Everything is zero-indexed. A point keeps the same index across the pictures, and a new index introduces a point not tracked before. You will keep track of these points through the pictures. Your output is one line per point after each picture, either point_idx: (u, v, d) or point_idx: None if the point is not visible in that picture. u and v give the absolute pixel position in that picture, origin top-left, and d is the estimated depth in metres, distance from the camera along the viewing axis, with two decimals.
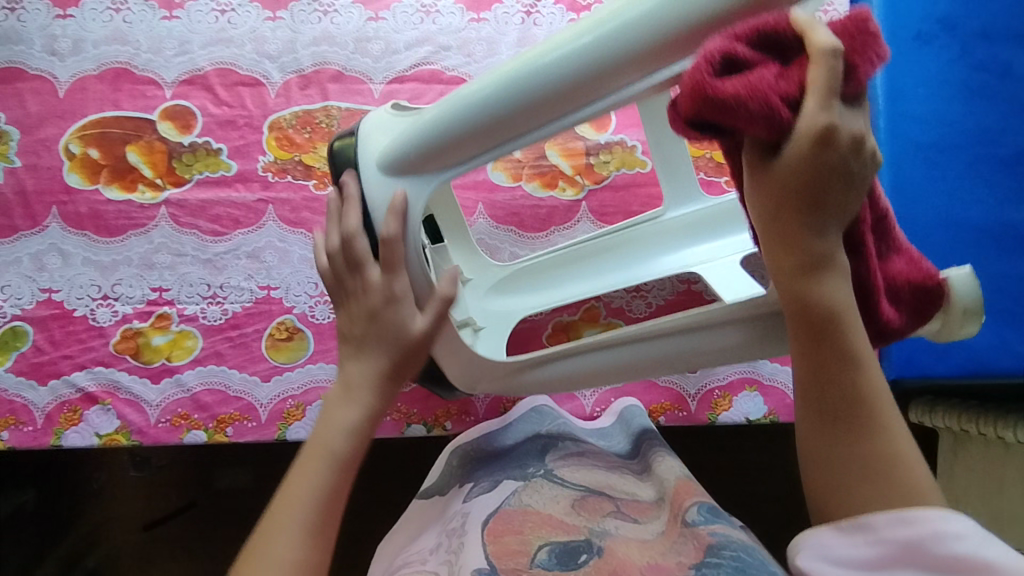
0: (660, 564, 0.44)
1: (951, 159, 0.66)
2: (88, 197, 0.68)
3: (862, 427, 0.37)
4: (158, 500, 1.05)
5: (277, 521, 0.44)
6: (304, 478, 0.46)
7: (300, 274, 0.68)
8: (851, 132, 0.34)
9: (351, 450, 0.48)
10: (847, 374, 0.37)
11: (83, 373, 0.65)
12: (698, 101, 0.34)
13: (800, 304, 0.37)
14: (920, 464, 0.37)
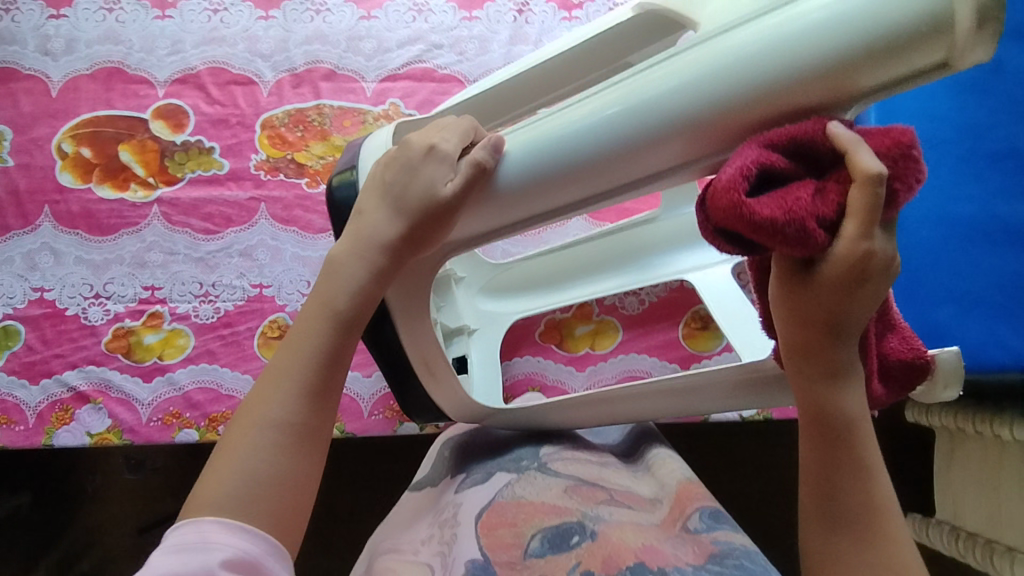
0: (654, 546, 0.46)
1: (941, 156, 0.66)
2: (80, 196, 0.68)
3: (869, 533, 0.37)
4: (153, 502, 1.04)
5: (240, 439, 0.37)
6: (272, 399, 0.38)
7: (292, 273, 0.68)
8: (887, 260, 0.30)
9: (325, 375, 0.39)
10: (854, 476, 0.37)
11: (75, 372, 0.65)
12: (727, 219, 0.29)
13: (818, 412, 0.37)
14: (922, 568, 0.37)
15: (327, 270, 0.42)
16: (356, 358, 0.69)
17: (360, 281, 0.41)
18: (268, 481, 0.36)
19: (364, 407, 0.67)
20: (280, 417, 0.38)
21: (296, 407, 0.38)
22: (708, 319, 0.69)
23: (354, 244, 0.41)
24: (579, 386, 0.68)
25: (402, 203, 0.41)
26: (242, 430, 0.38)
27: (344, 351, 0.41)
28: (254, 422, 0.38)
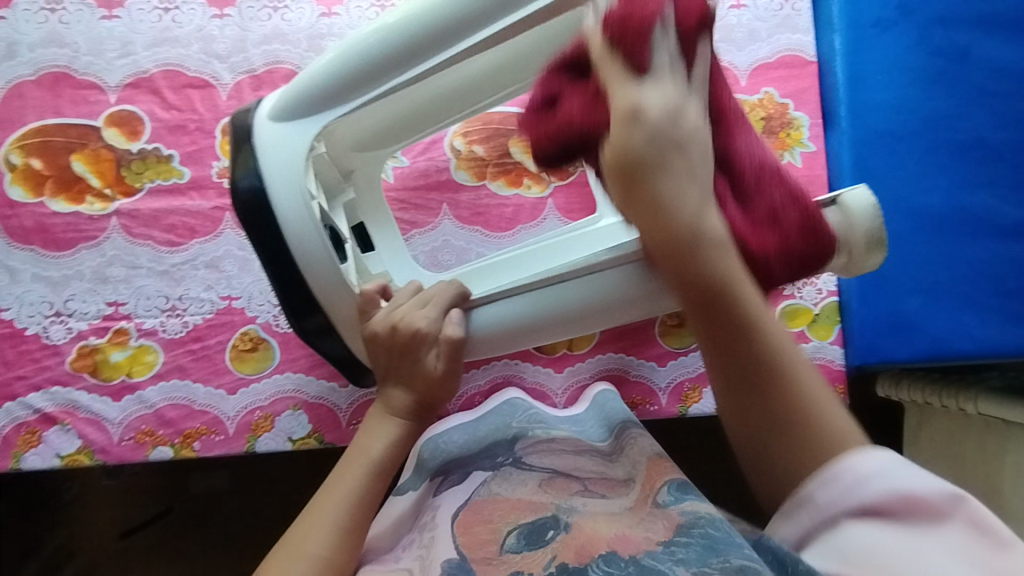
0: (626, 534, 0.46)
1: (910, 147, 0.70)
2: (33, 210, 0.65)
3: (770, 398, 0.39)
4: (134, 507, 1.03)
5: (281, 570, 0.45)
6: (309, 539, 0.46)
7: (261, 283, 0.66)
8: (661, 110, 0.39)
9: (359, 519, 0.48)
10: (782, 386, 0.39)
11: (39, 394, 0.63)
12: (539, 143, 0.43)
13: (680, 277, 0.40)
14: (846, 424, 0.40)
15: (363, 428, 0.52)
16: (332, 367, 0.66)
17: (389, 439, 0.51)
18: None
19: (341, 417, 0.65)
20: (314, 553, 0.45)
21: (332, 549, 0.46)
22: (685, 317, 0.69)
23: (377, 416, 0.52)
24: (558, 387, 0.69)
25: (406, 377, 0.51)
26: (282, 562, 0.45)
27: (372, 494, 0.49)
28: (292, 557, 0.45)
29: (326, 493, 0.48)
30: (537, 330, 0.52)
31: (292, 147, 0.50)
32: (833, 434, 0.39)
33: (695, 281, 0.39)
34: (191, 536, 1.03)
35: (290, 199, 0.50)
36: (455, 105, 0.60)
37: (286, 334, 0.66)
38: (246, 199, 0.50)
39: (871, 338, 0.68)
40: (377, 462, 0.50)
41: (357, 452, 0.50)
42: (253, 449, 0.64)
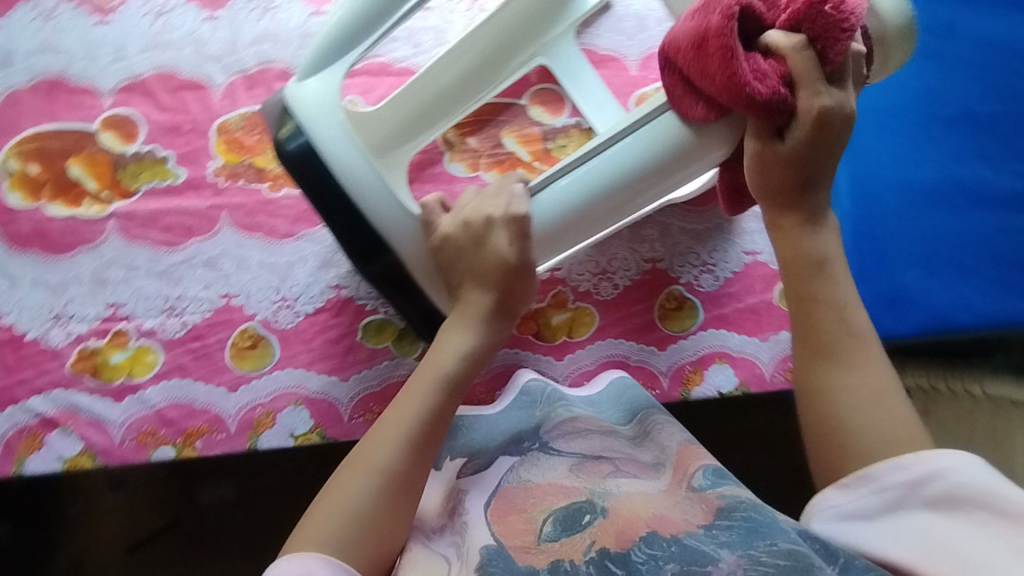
0: (663, 514, 0.49)
1: (899, 122, 0.71)
2: (32, 215, 0.66)
3: (838, 353, 0.46)
4: (141, 520, 1.03)
5: (349, 482, 0.48)
6: (379, 448, 0.49)
7: (260, 280, 0.66)
8: (840, 108, 0.46)
9: (431, 427, 0.51)
10: (838, 312, 0.47)
11: (40, 397, 0.63)
12: (673, 71, 0.48)
13: (792, 254, 0.49)
14: (907, 415, 0.44)
15: (436, 344, 0.54)
16: (332, 362, 0.66)
17: (462, 348, 0.54)
18: (368, 520, 0.46)
19: (343, 411, 0.65)
20: (381, 464, 0.48)
21: (399, 457, 0.49)
22: (684, 299, 0.69)
23: (453, 327, 0.55)
24: (560, 374, 0.68)
25: (479, 276, 0.55)
26: (352, 474, 0.48)
27: (445, 410, 0.52)
28: (356, 469, 0.48)
29: (394, 406, 0.51)
30: (584, 220, 0.52)
31: (325, 101, 0.52)
32: (890, 418, 0.44)
33: (806, 178, 0.48)
34: (199, 547, 1.03)
35: (341, 145, 0.52)
36: (468, 90, 0.61)
37: (285, 330, 0.66)
38: (297, 155, 0.52)
39: (870, 314, 0.68)
40: (449, 371, 0.53)
41: (433, 364, 0.53)
42: (255, 446, 0.64)
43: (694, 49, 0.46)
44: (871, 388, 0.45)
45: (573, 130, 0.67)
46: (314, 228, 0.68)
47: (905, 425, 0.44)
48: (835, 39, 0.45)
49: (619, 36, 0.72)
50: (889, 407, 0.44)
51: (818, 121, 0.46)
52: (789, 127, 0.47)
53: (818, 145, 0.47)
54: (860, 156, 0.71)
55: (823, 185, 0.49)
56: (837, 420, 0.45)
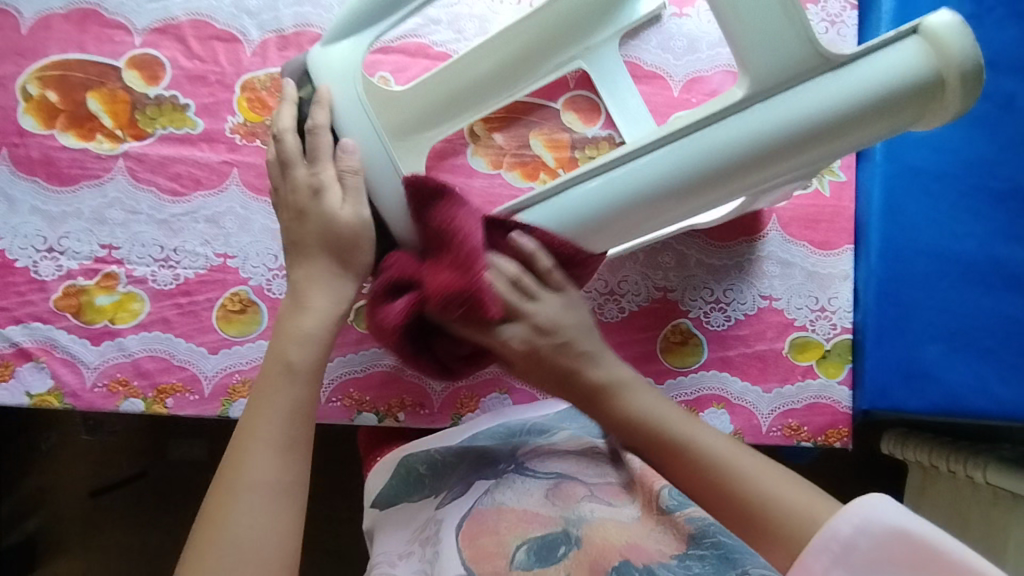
0: (637, 542, 0.49)
1: (944, 189, 0.67)
2: (42, 141, 0.64)
3: (708, 475, 0.47)
4: (107, 466, 1.02)
5: (230, 504, 0.46)
6: (251, 466, 0.47)
7: (259, 245, 0.64)
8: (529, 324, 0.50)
9: (294, 430, 0.49)
10: (676, 433, 0.49)
11: (18, 327, 0.62)
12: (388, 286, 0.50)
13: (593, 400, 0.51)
14: (777, 491, 0.45)
15: (281, 329, 0.52)
16: None
17: (324, 320, 0.51)
18: (254, 542, 0.45)
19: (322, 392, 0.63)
20: (256, 480, 0.46)
21: (272, 466, 0.47)
22: (690, 335, 0.66)
23: (292, 334, 0.51)
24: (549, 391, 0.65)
25: (336, 258, 0.51)
26: (223, 500, 0.46)
27: (300, 408, 0.50)
28: (237, 488, 0.46)
29: (259, 407, 0.49)
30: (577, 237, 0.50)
31: (348, 68, 0.50)
32: (772, 502, 0.45)
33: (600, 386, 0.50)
34: (160, 503, 1.01)
35: (354, 110, 0.50)
36: (493, 87, 0.57)
37: (277, 300, 0.64)
38: (323, 102, 0.51)
39: (883, 383, 0.64)
40: (318, 357, 0.51)
41: (278, 355, 0.51)
42: (227, 414, 0.62)
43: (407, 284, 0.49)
44: (762, 475, 0.46)
45: (602, 142, 0.67)
46: None
47: (796, 498, 0.45)
48: (478, 301, 0.47)
49: (666, 53, 0.69)
50: (779, 481, 0.46)
51: (526, 348, 0.50)
52: (509, 362, 0.52)
53: (542, 356, 0.50)
54: (899, 218, 0.67)
55: (584, 368, 0.51)
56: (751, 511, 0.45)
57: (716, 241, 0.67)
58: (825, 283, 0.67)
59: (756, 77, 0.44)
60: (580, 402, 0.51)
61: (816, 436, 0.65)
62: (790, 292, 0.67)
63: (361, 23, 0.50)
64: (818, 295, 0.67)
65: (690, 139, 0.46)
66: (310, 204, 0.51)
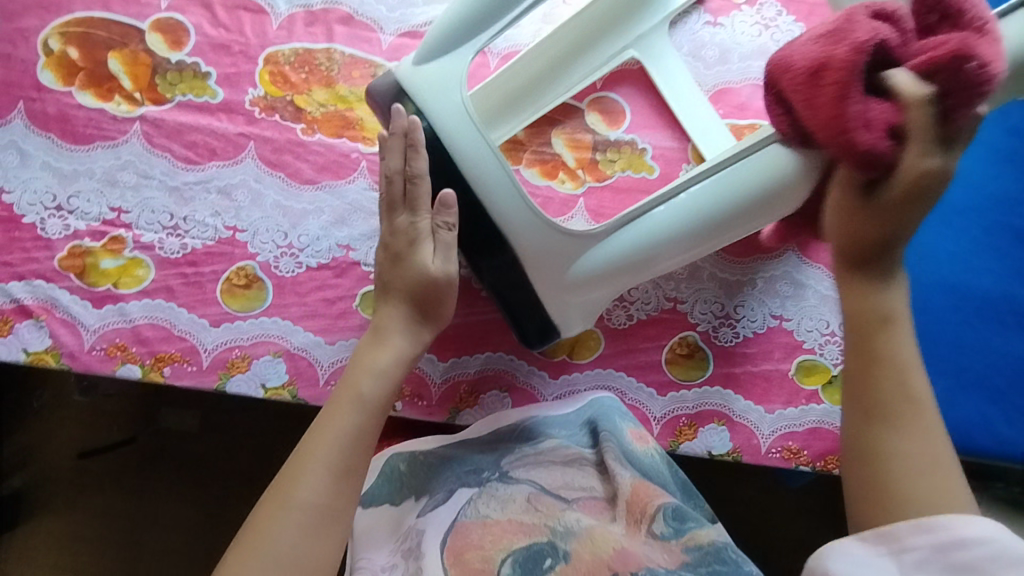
0: (627, 548, 0.52)
1: (965, 223, 0.67)
2: (59, 98, 0.64)
3: (894, 419, 0.40)
4: (100, 429, 1.01)
5: (271, 523, 0.45)
6: (302, 485, 0.46)
7: (270, 221, 0.64)
8: (919, 170, 0.40)
9: (352, 456, 0.48)
10: (900, 374, 0.41)
11: (21, 283, 0.61)
12: (822, 100, 0.44)
13: (857, 305, 0.42)
14: (943, 479, 0.39)
15: (360, 359, 0.53)
16: (321, 322, 0.63)
17: (398, 355, 0.53)
18: (293, 559, 0.44)
19: (320, 375, 0.62)
20: (305, 500, 0.46)
21: (322, 488, 0.46)
22: (696, 348, 0.65)
23: (367, 365, 0.52)
24: (549, 393, 0.64)
25: (408, 292, 0.54)
26: (271, 513, 0.46)
27: (366, 431, 0.49)
28: (280, 506, 0.46)
29: (321, 432, 0.49)
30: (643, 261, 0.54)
31: (450, 80, 0.53)
32: (932, 481, 0.39)
33: (873, 240, 0.42)
34: (149, 471, 1.01)
35: (465, 129, 0.52)
36: (547, 84, 0.62)
37: (283, 278, 0.63)
38: (424, 139, 0.52)
39: None
40: (394, 386, 0.52)
41: (351, 386, 0.51)
42: (223, 388, 0.61)
43: (808, 78, 0.45)
44: (923, 451, 0.39)
45: (625, 146, 0.66)
46: (337, 181, 0.65)
47: (954, 487, 0.39)
48: (964, 102, 0.42)
49: (698, 61, 0.69)
50: (937, 462, 0.39)
51: (920, 191, 0.40)
52: (878, 184, 0.42)
53: (922, 206, 0.41)
54: (915, 248, 0.67)
55: (905, 240, 0.42)
56: (886, 478, 0.39)
57: (731, 257, 0.67)
58: (837, 308, 0.66)
59: None
60: (860, 268, 0.42)
61: (815, 461, 0.63)
62: (802, 314, 0.66)
63: (458, 39, 0.54)
64: (829, 319, 0.65)
65: (643, 218, 0.53)
66: (406, 249, 0.54)
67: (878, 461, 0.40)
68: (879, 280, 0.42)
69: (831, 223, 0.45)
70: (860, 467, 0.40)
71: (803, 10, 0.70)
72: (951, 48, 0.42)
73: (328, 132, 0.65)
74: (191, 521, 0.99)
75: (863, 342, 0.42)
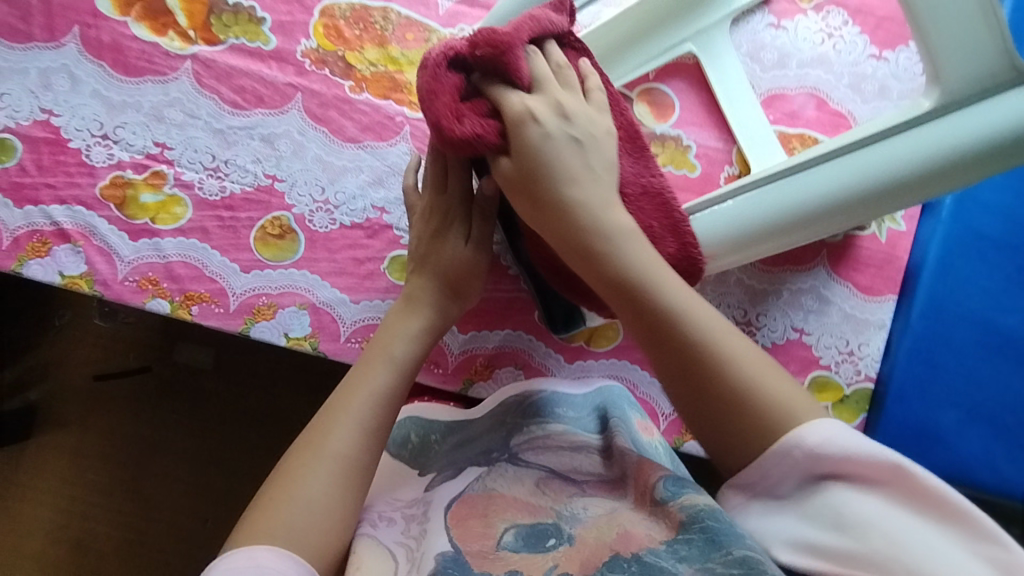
0: (628, 531, 0.48)
1: (1003, 261, 0.67)
2: (114, 27, 0.64)
3: (698, 364, 0.44)
4: (118, 354, 1.04)
5: (303, 470, 0.46)
6: (333, 437, 0.47)
7: (309, 174, 0.64)
8: (544, 110, 0.49)
9: (381, 416, 0.49)
10: (667, 303, 0.46)
11: (62, 207, 0.62)
12: (434, 74, 0.47)
13: (584, 261, 0.48)
14: (765, 387, 0.44)
15: (386, 326, 0.54)
16: (348, 280, 0.64)
17: (420, 325, 0.54)
18: (321, 510, 0.45)
19: (342, 331, 0.63)
20: (337, 452, 0.47)
21: (353, 443, 0.48)
22: None
23: (395, 332, 0.53)
24: (563, 377, 0.65)
25: (436, 267, 0.55)
26: (303, 460, 0.47)
27: (394, 391, 0.51)
28: (313, 455, 0.47)
29: (352, 388, 0.50)
30: (748, 242, 0.54)
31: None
32: (764, 394, 0.43)
33: (553, 195, 0.48)
34: (161, 401, 1.04)
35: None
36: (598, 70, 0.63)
37: (316, 233, 0.64)
38: None
39: (893, 438, 0.64)
40: (418, 352, 0.53)
41: (382, 348, 0.52)
42: (248, 333, 0.62)
43: (448, 91, 0.47)
44: (742, 363, 0.44)
45: (669, 141, 0.65)
46: (380, 142, 0.65)
47: (783, 392, 0.44)
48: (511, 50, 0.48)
49: (754, 63, 0.68)
50: (760, 369, 0.45)
51: (542, 118, 0.48)
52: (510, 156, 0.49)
53: (551, 163, 0.48)
54: (951, 278, 0.66)
55: (556, 178, 0.48)
56: (731, 402, 0.43)
57: (761, 265, 0.67)
58: (859, 328, 0.65)
59: (946, 88, 0.49)
60: (578, 251, 0.48)
61: None
62: (823, 330, 0.65)
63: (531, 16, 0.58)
64: (850, 338, 0.65)
65: (758, 192, 0.54)
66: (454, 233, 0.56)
67: (714, 401, 0.44)
68: (594, 203, 0.48)
69: (543, 229, 0.49)
70: (698, 405, 0.45)
71: (869, 22, 0.68)
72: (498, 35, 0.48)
73: (375, 93, 0.65)
74: (196, 454, 1.02)
75: (635, 278, 0.46)
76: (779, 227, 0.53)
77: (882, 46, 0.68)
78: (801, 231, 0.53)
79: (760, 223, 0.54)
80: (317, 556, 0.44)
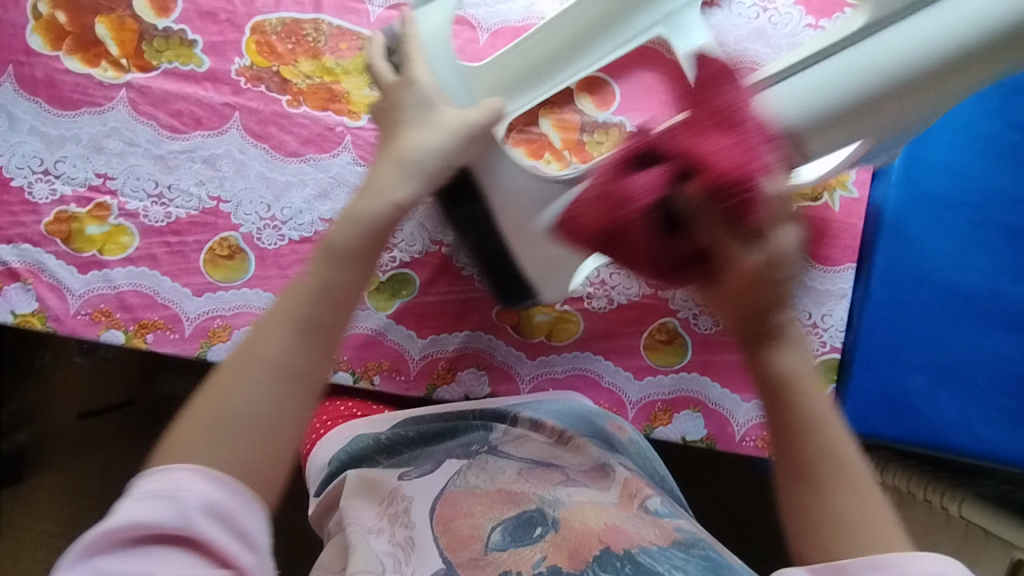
0: (616, 525, 0.48)
1: (959, 219, 0.66)
2: (47, 62, 0.64)
3: (824, 480, 0.39)
4: (101, 390, 1.04)
5: (232, 377, 0.39)
6: (267, 341, 0.40)
7: (253, 192, 0.64)
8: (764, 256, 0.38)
9: (321, 313, 0.41)
10: (806, 396, 0.40)
11: (9, 247, 0.62)
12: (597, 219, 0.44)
13: (760, 376, 0.41)
14: (879, 502, 0.39)
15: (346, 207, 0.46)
16: None
17: (393, 199, 0.45)
18: (252, 422, 0.39)
19: None
20: (272, 356, 0.40)
21: (292, 348, 0.40)
22: (675, 335, 0.65)
23: (349, 213, 0.45)
24: (527, 374, 0.65)
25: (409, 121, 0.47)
26: (234, 366, 0.40)
27: (343, 288, 0.42)
28: (245, 361, 0.40)
29: (290, 290, 0.42)
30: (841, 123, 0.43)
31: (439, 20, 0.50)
32: (864, 500, 0.38)
33: (763, 305, 0.39)
34: (146, 432, 1.03)
35: (455, 82, 0.50)
36: None
37: (265, 251, 0.63)
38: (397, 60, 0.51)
39: (863, 406, 0.64)
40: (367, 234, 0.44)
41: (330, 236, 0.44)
42: (204, 356, 0.62)
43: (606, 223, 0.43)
44: (857, 507, 0.38)
45: (613, 129, 0.65)
46: (322, 154, 0.65)
47: (879, 512, 0.38)
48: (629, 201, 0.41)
49: None
50: (870, 510, 0.38)
51: (764, 270, 0.38)
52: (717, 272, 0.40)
53: (782, 279, 0.38)
54: (906, 243, 0.66)
55: (784, 304, 0.39)
56: (826, 514, 0.38)
57: None
58: (821, 300, 0.65)
59: None
60: (751, 340, 0.41)
61: None
62: None
63: None
64: (812, 310, 0.65)
65: (837, 59, 0.42)
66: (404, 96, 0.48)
67: (823, 487, 0.39)
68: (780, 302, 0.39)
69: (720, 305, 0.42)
70: (799, 488, 0.39)
71: None
72: (730, 165, 0.38)
73: (313, 105, 0.65)
74: None
75: (778, 373, 0.40)
76: (866, 103, 0.42)
77: (819, 15, 0.67)
78: (896, 108, 0.43)
79: (841, 104, 0.42)
80: (243, 471, 0.38)
